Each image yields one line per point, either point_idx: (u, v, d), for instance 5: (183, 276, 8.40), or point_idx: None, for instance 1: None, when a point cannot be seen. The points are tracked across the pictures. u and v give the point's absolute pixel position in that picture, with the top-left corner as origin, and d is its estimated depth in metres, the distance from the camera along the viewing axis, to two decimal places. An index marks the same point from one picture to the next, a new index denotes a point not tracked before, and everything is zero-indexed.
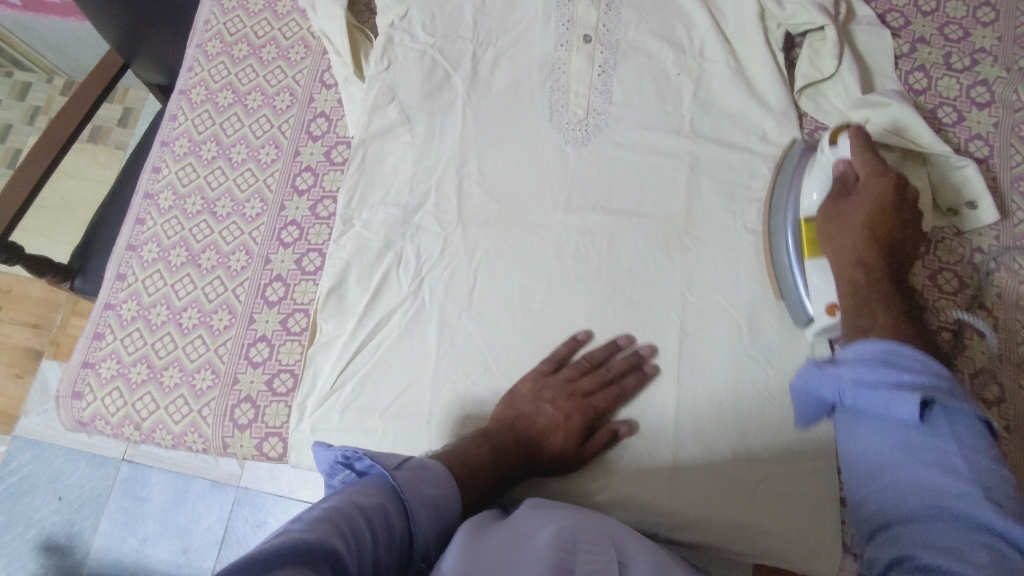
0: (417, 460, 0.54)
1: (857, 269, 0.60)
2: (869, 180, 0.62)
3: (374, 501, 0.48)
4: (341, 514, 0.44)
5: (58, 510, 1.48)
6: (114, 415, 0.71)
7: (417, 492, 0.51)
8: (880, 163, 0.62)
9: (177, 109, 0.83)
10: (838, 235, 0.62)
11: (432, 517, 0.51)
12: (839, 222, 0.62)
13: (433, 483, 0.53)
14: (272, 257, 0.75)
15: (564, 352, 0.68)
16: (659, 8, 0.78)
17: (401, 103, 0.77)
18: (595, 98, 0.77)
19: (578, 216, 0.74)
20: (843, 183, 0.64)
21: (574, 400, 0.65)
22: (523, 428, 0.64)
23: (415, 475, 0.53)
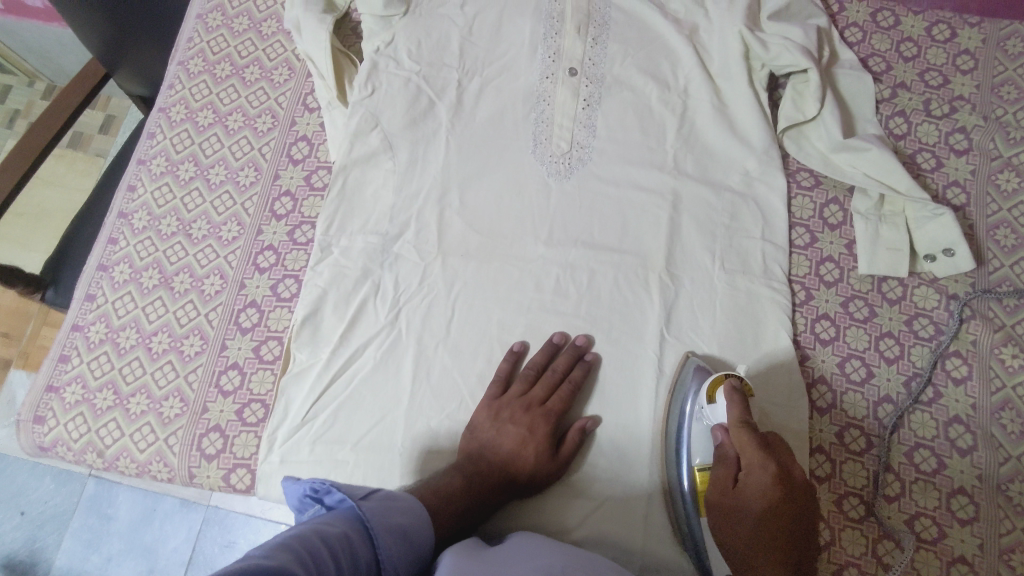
0: (384, 491, 0.53)
1: (751, 539, 0.55)
2: (748, 471, 0.56)
3: (339, 528, 0.47)
4: (304, 541, 0.43)
5: (18, 527, 1.45)
6: (77, 441, 0.69)
7: (386, 520, 0.51)
8: (752, 438, 0.57)
9: (155, 127, 0.81)
10: (727, 495, 0.57)
11: (402, 546, 0.50)
12: (730, 508, 0.57)
13: (401, 511, 0.53)
14: (247, 282, 0.73)
15: (540, 390, 0.67)
16: (645, 45, 0.79)
17: (384, 130, 0.76)
18: (579, 132, 0.77)
19: (559, 249, 0.74)
20: (730, 473, 0.58)
21: (532, 412, 0.66)
22: (499, 467, 0.63)
23: (382, 505, 0.52)
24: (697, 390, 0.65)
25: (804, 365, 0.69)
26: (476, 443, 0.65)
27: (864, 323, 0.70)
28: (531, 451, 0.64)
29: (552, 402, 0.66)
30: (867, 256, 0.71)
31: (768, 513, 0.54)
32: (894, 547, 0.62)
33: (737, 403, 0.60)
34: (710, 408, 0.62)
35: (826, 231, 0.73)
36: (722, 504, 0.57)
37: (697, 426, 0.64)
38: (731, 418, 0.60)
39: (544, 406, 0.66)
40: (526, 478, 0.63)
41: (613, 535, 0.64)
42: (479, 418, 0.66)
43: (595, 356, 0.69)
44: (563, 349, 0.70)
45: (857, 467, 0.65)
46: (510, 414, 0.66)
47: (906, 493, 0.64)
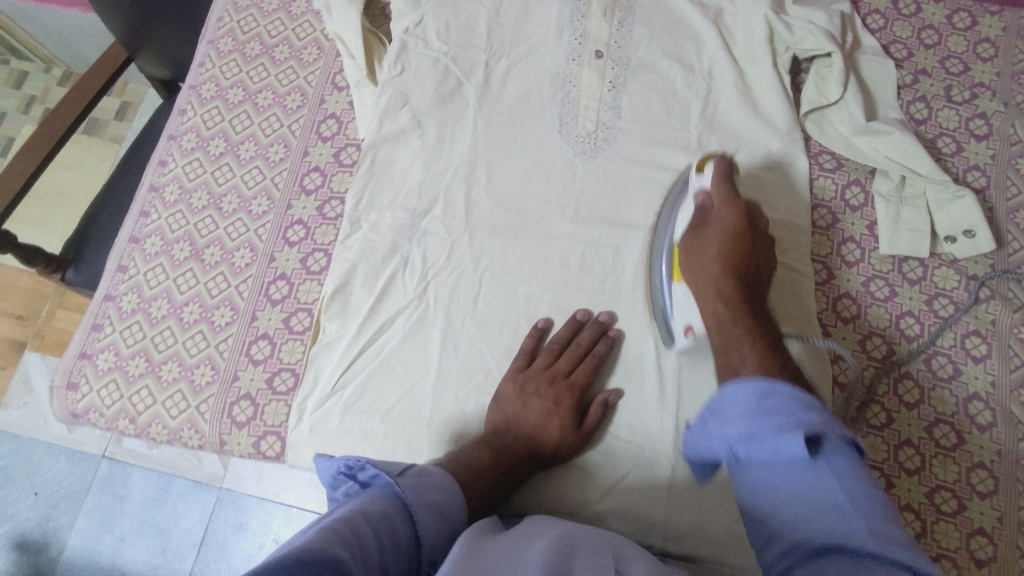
0: (418, 467, 0.54)
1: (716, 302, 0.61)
2: (719, 211, 0.65)
3: (379, 507, 0.48)
4: (346, 522, 0.44)
5: (34, 505, 1.47)
6: (109, 408, 0.70)
7: (422, 497, 0.51)
8: (731, 195, 0.66)
9: (186, 104, 0.82)
10: (693, 267, 0.65)
11: (438, 521, 0.51)
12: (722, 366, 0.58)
13: (435, 487, 0.53)
14: (277, 255, 0.75)
15: (565, 363, 0.68)
16: (671, 28, 0.80)
17: (413, 108, 0.77)
18: (605, 113, 0.78)
19: (585, 227, 0.75)
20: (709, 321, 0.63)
21: (556, 385, 0.67)
22: (525, 439, 0.64)
23: (417, 481, 0.52)
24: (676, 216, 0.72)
25: (826, 342, 0.70)
26: (502, 415, 0.66)
27: (885, 302, 0.71)
28: (555, 423, 0.65)
29: (576, 376, 0.68)
30: (888, 236, 0.72)
31: (731, 235, 0.63)
32: (914, 519, 0.63)
33: (721, 166, 0.67)
34: (699, 179, 0.69)
35: (848, 212, 0.75)
36: (694, 241, 0.66)
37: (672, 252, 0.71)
38: (716, 176, 0.67)
39: (568, 379, 0.68)
40: (549, 449, 0.65)
41: (633, 506, 0.65)
42: (504, 391, 0.67)
43: (618, 332, 0.71)
44: (587, 325, 0.71)
45: (878, 441, 0.66)
46: (534, 387, 0.67)
47: (927, 466, 0.65)
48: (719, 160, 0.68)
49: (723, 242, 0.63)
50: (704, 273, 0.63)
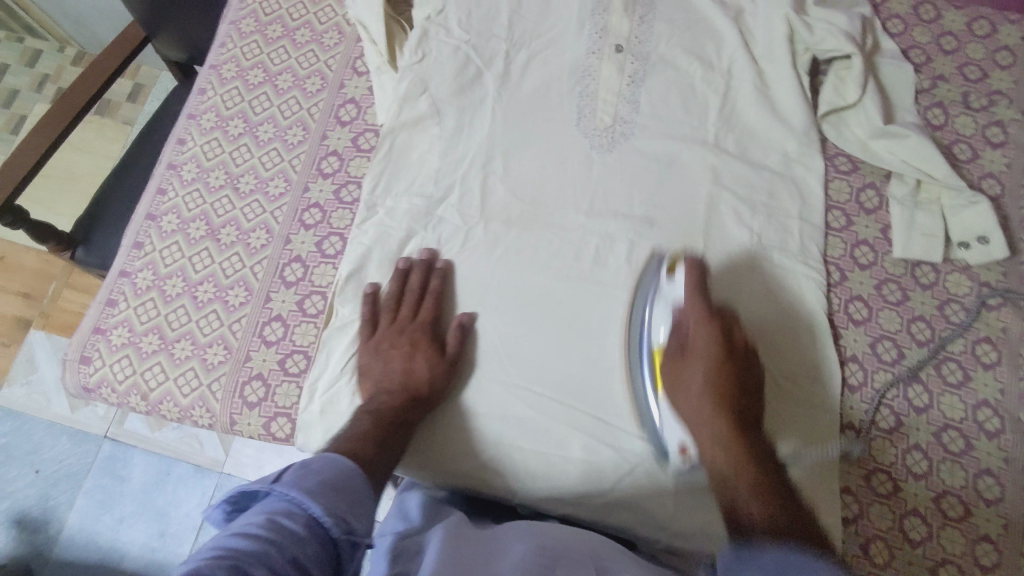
0: (294, 462, 0.50)
1: (717, 455, 0.58)
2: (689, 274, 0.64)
3: (258, 516, 0.45)
4: (229, 549, 0.42)
5: (33, 484, 1.48)
6: (122, 383, 0.70)
7: (305, 482, 0.48)
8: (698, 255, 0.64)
9: (206, 83, 0.82)
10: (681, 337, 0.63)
11: (340, 499, 0.49)
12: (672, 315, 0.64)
13: (310, 469, 0.50)
14: (293, 237, 0.75)
15: (404, 311, 0.69)
16: (692, 25, 0.80)
17: (433, 96, 0.77)
18: (623, 107, 0.78)
19: (599, 220, 0.75)
20: (678, 342, 0.64)
21: (425, 327, 0.69)
22: (400, 389, 0.64)
23: (297, 474, 0.49)
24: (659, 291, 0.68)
25: (836, 343, 0.71)
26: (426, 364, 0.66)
27: (896, 306, 0.71)
28: (427, 362, 0.66)
29: (422, 315, 0.69)
30: (902, 241, 0.73)
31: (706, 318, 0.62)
32: (920, 522, 0.63)
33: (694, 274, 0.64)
34: (669, 284, 0.66)
35: (862, 215, 0.75)
36: (672, 376, 0.63)
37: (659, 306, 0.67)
38: (689, 287, 0.64)
39: (416, 319, 0.69)
40: (430, 388, 0.65)
41: (629, 498, 0.66)
42: (363, 360, 0.67)
43: (444, 263, 0.73)
44: (413, 269, 0.71)
45: (886, 445, 0.67)
46: (388, 343, 0.67)
47: (933, 471, 0.65)
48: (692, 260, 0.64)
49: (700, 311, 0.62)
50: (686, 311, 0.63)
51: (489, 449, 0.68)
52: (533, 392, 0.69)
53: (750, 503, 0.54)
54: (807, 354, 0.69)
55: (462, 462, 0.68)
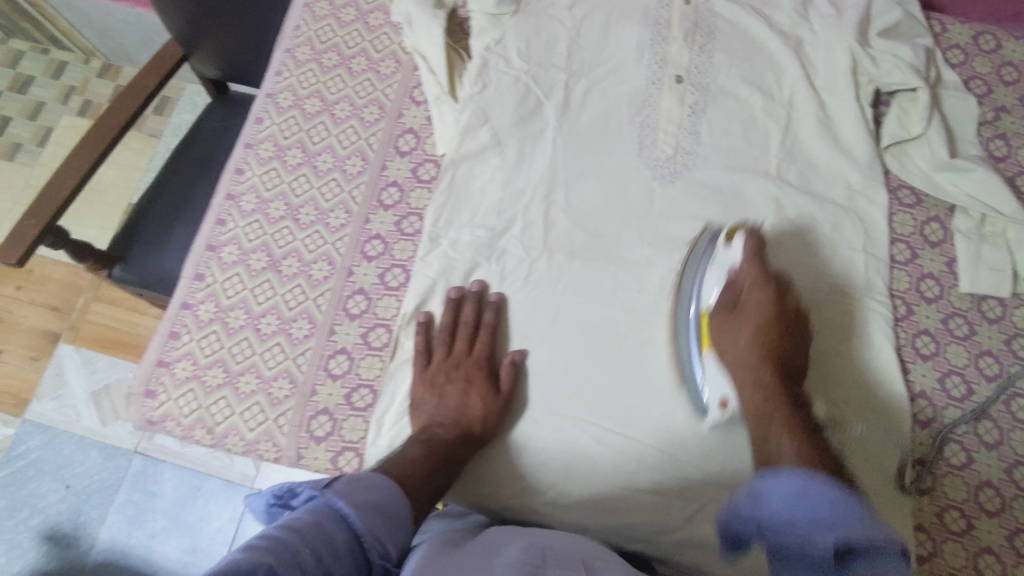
0: (348, 475, 0.54)
1: (757, 392, 0.61)
2: (750, 291, 0.65)
3: (308, 519, 0.49)
4: (275, 537, 0.46)
5: (64, 499, 1.47)
6: (187, 417, 0.70)
7: (355, 498, 0.52)
8: (761, 270, 0.65)
9: (263, 112, 0.82)
10: (738, 323, 0.65)
11: (379, 520, 0.53)
12: (725, 342, 0.65)
13: (366, 487, 0.54)
14: (355, 269, 0.75)
15: (461, 344, 0.70)
16: (751, 56, 0.80)
17: (494, 127, 0.77)
18: (684, 138, 0.78)
19: (662, 253, 0.75)
20: (732, 296, 0.66)
21: (467, 362, 0.69)
22: (451, 424, 0.65)
23: (348, 487, 0.53)
24: (715, 260, 0.70)
25: (904, 377, 0.70)
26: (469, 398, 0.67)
27: (963, 341, 0.71)
28: (475, 396, 0.67)
29: (477, 350, 0.69)
30: (968, 275, 0.73)
31: (765, 326, 0.63)
32: (995, 562, 0.63)
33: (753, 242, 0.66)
34: (726, 251, 0.69)
35: (927, 248, 0.75)
36: (727, 328, 0.65)
37: (713, 268, 0.70)
38: (748, 253, 0.66)
39: (470, 355, 0.69)
40: (480, 426, 0.66)
41: (697, 536, 0.66)
42: (417, 392, 0.68)
43: (499, 297, 0.72)
44: (466, 299, 0.71)
45: (957, 481, 0.66)
46: (444, 377, 0.68)
47: (1007, 508, 0.65)
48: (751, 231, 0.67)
49: (759, 324, 0.63)
50: (738, 328, 0.65)
51: (557, 484, 0.67)
52: (599, 425, 0.68)
53: (784, 443, 0.57)
54: (866, 385, 0.68)
55: (532, 495, 0.68)
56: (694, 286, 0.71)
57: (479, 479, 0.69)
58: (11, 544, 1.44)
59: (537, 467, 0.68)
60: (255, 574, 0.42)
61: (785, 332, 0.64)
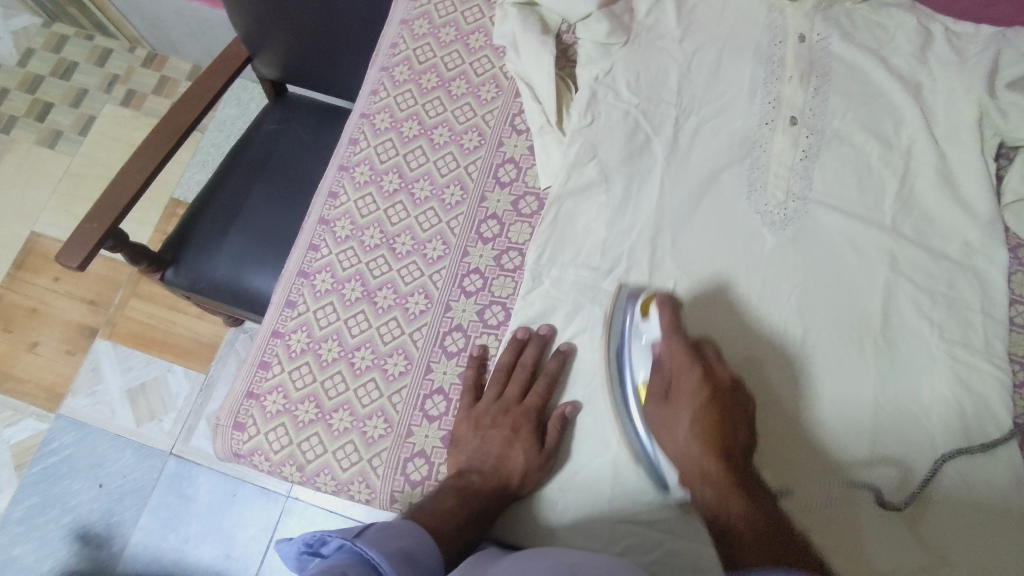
0: (376, 524, 0.53)
1: (704, 485, 0.57)
2: (679, 384, 0.61)
3: (337, 568, 0.46)
4: None
5: (96, 498, 1.45)
6: (277, 452, 0.68)
7: (384, 546, 0.51)
8: (685, 347, 0.62)
9: (358, 133, 0.80)
10: (668, 441, 0.61)
11: (408, 565, 0.51)
12: (663, 427, 0.61)
13: (396, 536, 0.53)
14: (453, 304, 0.72)
15: (516, 390, 0.67)
16: (869, 99, 0.77)
17: (602, 162, 0.74)
18: (796, 183, 0.75)
19: (773, 306, 0.71)
20: (663, 382, 0.63)
21: (513, 413, 0.65)
22: (490, 474, 0.62)
23: (376, 534, 0.52)
24: (635, 330, 0.67)
25: None
26: (503, 453, 0.63)
27: None
28: (518, 450, 0.63)
29: (530, 399, 0.66)
30: None
31: (700, 413, 0.59)
32: None
33: (667, 312, 0.64)
34: (644, 326, 0.66)
35: None
36: (664, 416, 0.61)
37: (635, 345, 0.66)
38: (664, 328, 0.64)
39: (522, 404, 0.66)
40: (518, 481, 0.62)
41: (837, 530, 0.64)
42: (460, 431, 0.66)
43: (568, 346, 0.69)
44: (531, 343, 0.69)
45: None
46: (490, 421, 0.66)
47: None
48: (664, 302, 0.64)
49: (694, 415, 0.59)
50: (682, 385, 0.61)
51: (664, 543, 0.62)
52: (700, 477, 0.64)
53: (738, 522, 0.55)
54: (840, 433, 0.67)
55: (635, 556, 0.62)
56: (622, 363, 0.67)
57: (572, 531, 0.64)
58: (42, 542, 1.41)
59: (640, 520, 0.63)
60: None
61: (723, 390, 0.60)
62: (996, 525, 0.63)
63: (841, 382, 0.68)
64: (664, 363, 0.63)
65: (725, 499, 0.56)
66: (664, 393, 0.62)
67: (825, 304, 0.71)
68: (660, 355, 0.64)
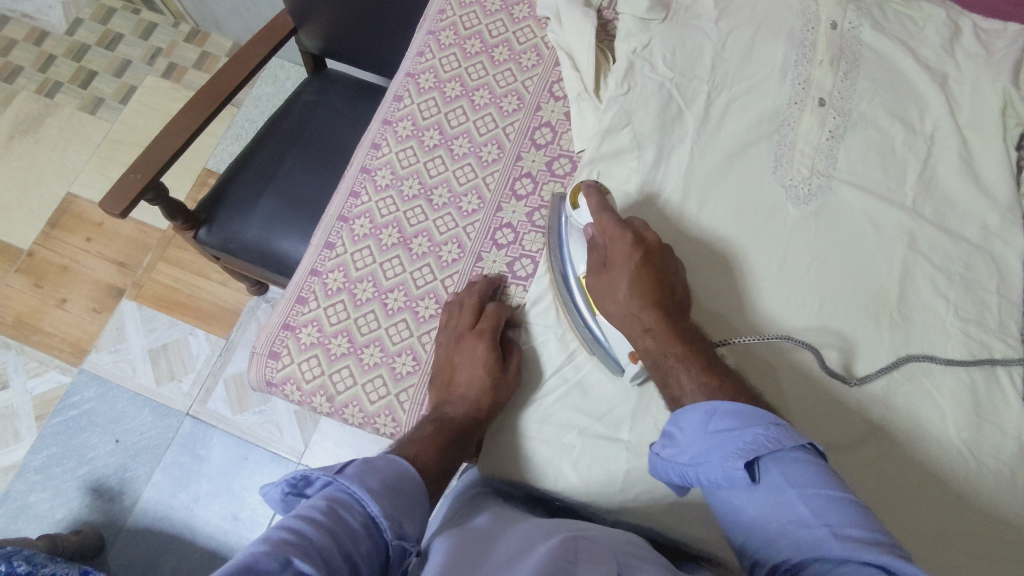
0: (362, 459, 0.54)
1: (647, 339, 0.60)
2: (615, 251, 0.63)
3: (323, 505, 0.48)
4: (292, 525, 0.45)
5: (112, 453, 1.48)
6: (309, 382, 0.71)
7: (369, 481, 0.52)
8: (611, 220, 0.64)
9: (403, 90, 0.84)
10: (609, 301, 0.63)
11: (396, 504, 0.52)
12: (603, 295, 0.64)
13: (380, 472, 0.54)
14: (485, 255, 0.76)
15: (467, 318, 0.70)
16: (896, 86, 0.80)
17: (635, 129, 0.77)
18: (821, 160, 0.77)
19: (794, 273, 0.73)
20: (600, 259, 0.65)
21: (467, 339, 0.68)
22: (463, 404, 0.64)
23: (362, 470, 0.53)
24: (571, 223, 0.69)
25: None
26: (467, 379, 0.66)
27: None
28: (479, 369, 0.65)
29: (482, 322, 0.69)
30: None
31: (638, 280, 0.61)
32: None
33: (594, 197, 0.65)
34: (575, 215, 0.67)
35: None
36: (604, 283, 0.63)
37: (573, 237, 0.69)
38: (594, 211, 0.65)
39: (475, 329, 0.69)
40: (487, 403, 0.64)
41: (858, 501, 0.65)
42: (438, 370, 0.69)
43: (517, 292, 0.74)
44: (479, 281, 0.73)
45: None
46: (457, 354, 0.69)
47: None
48: (589, 190, 0.65)
49: (631, 281, 0.61)
50: (614, 286, 0.63)
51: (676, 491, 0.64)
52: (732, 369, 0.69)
53: (681, 372, 0.58)
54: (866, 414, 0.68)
55: (647, 501, 0.64)
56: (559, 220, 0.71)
57: (585, 472, 0.66)
58: (57, 491, 1.44)
59: (654, 473, 0.65)
60: (273, 563, 0.41)
61: (664, 299, 0.61)
62: (992, 490, 0.65)
63: (791, 284, 0.73)
64: (603, 248, 0.65)
65: (650, 326, 0.60)
66: (603, 267, 0.65)
67: (845, 274, 0.73)
68: (595, 237, 0.65)
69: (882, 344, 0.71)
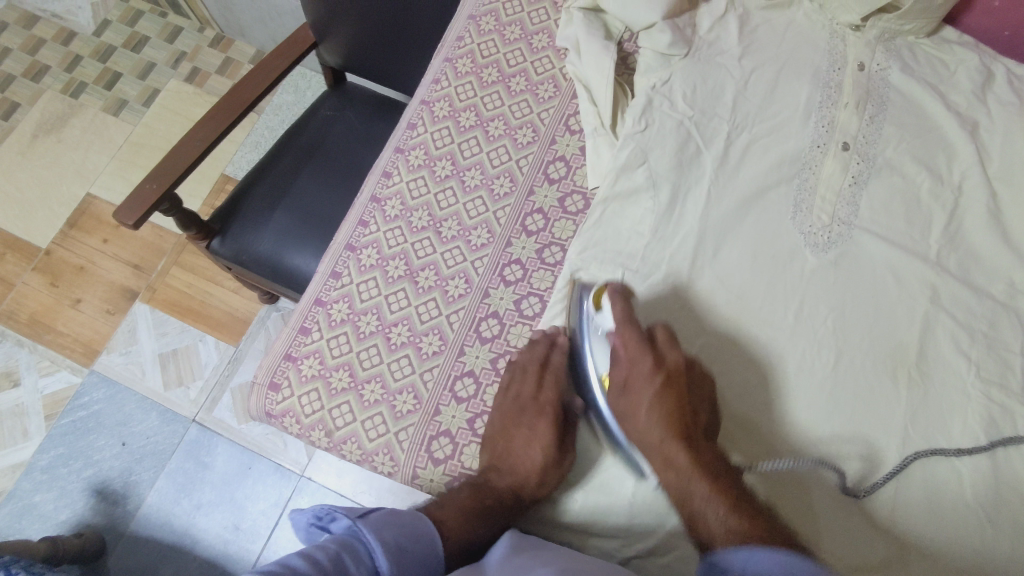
0: (387, 509, 0.57)
1: (669, 462, 0.58)
2: (637, 366, 0.62)
3: (332, 548, 0.52)
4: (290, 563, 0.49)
5: (118, 456, 1.48)
6: (308, 416, 0.70)
7: (385, 534, 0.54)
8: (634, 336, 0.63)
9: (417, 118, 0.83)
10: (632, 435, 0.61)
11: (406, 560, 0.54)
12: (626, 410, 0.62)
13: (401, 525, 0.56)
14: (491, 291, 0.75)
15: (529, 386, 0.67)
16: (923, 133, 0.78)
17: (650, 168, 0.75)
18: (843, 208, 0.75)
19: (809, 325, 0.71)
20: (619, 374, 0.63)
21: (530, 410, 0.66)
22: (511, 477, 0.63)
23: (382, 520, 0.55)
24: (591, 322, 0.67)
25: None
26: (516, 453, 0.64)
27: None
28: (537, 447, 0.63)
29: (546, 394, 0.66)
30: None
31: (665, 405, 0.60)
32: None
33: (620, 305, 0.64)
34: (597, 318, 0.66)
35: None
36: (625, 406, 0.62)
37: (594, 340, 0.67)
38: (618, 320, 0.64)
39: (538, 401, 0.66)
40: (539, 478, 0.62)
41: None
42: (489, 430, 0.67)
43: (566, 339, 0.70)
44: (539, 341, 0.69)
45: None
46: (513, 421, 0.66)
47: None
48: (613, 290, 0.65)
49: (654, 400, 0.60)
50: (640, 398, 0.61)
51: (678, 549, 0.61)
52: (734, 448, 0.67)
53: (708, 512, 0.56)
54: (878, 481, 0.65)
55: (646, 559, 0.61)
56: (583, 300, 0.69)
57: (593, 514, 0.64)
58: (61, 492, 1.45)
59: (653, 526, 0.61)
60: None
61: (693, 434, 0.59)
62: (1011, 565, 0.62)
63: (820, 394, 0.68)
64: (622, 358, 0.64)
65: (675, 458, 0.58)
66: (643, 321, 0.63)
67: (864, 326, 0.71)
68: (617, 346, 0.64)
69: (898, 400, 0.68)
